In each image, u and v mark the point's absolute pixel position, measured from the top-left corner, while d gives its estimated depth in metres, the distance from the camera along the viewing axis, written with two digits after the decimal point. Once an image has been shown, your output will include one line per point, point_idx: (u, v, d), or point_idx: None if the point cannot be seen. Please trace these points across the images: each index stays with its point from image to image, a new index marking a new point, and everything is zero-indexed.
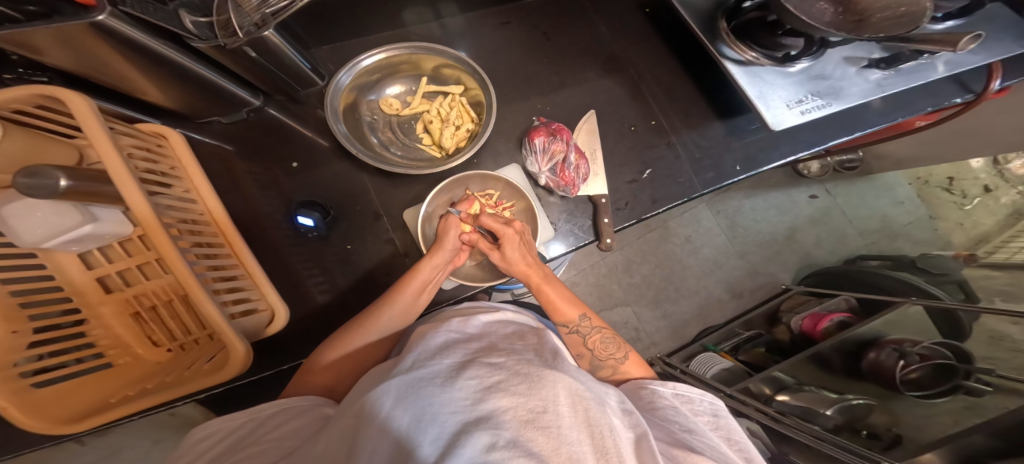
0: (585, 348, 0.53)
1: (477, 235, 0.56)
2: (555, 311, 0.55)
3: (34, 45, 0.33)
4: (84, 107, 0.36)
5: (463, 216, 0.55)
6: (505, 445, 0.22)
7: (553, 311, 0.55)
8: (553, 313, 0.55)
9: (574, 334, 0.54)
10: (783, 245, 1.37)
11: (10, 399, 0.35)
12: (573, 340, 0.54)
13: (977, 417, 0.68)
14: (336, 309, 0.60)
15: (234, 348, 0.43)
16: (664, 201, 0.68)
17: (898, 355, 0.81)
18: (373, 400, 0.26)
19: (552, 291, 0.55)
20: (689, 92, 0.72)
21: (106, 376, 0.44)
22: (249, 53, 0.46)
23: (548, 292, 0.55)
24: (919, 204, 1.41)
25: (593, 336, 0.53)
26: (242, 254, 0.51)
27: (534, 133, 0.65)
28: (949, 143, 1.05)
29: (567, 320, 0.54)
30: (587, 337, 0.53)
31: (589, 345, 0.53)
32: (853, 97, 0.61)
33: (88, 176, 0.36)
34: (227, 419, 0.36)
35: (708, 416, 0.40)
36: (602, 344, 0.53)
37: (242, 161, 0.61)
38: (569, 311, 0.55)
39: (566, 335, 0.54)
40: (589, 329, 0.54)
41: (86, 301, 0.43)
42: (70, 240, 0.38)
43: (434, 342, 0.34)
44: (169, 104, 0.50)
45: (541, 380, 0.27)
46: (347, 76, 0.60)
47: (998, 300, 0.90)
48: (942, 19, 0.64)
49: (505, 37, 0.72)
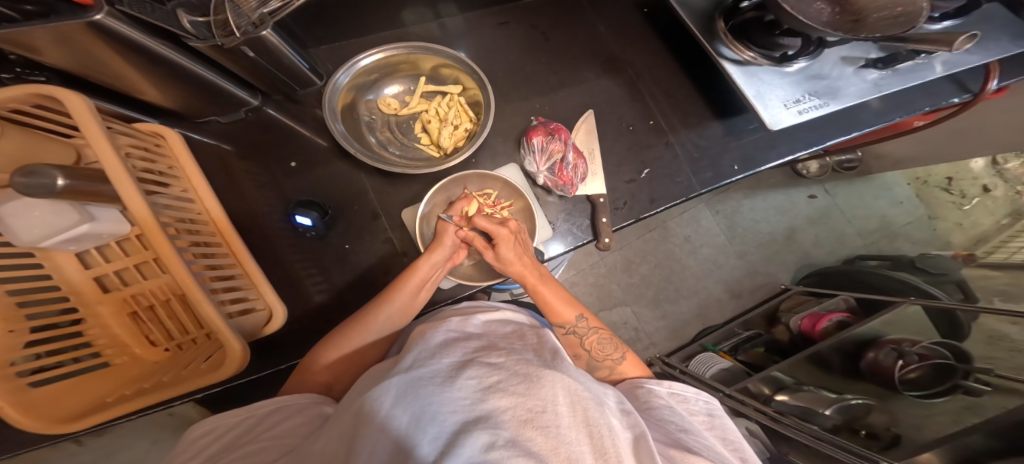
0: (582, 349, 0.53)
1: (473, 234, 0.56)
2: (551, 311, 0.55)
3: (31, 45, 0.33)
4: (82, 107, 0.36)
5: (457, 220, 0.55)
6: (505, 445, 0.22)
7: (549, 312, 0.55)
8: (550, 314, 0.55)
9: (571, 335, 0.54)
10: (783, 245, 1.38)
11: (7, 399, 0.35)
12: (570, 341, 0.54)
13: (975, 417, 0.68)
14: (335, 309, 0.60)
15: (232, 348, 0.43)
16: (663, 201, 0.68)
17: (897, 355, 0.82)
18: (372, 400, 0.26)
19: (548, 291, 0.55)
20: (687, 91, 0.72)
21: (104, 375, 0.44)
22: (247, 53, 0.46)
23: (544, 292, 0.55)
24: (918, 204, 1.41)
25: (590, 337, 0.53)
26: (240, 253, 0.51)
27: (532, 133, 0.65)
28: (947, 143, 1.05)
29: (564, 321, 0.54)
30: (584, 337, 0.53)
31: (586, 346, 0.53)
32: (851, 97, 0.62)
33: (86, 175, 0.36)
34: (226, 416, 0.36)
35: (703, 416, 0.40)
36: (599, 344, 0.53)
37: (240, 160, 0.61)
38: (565, 312, 0.54)
39: (563, 336, 0.54)
40: (586, 329, 0.54)
41: (84, 300, 0.43)
42: (67, 239, 0.38)
43: (434, 342, 0.34)
44: (167, 103, 0.50)
45: (540, 380, 0.27)
46: (346, 75, 0.60)
47: (996, 300, 0.91)
48: (939, 19, 0.64)
49: (503, 37, 0.72)
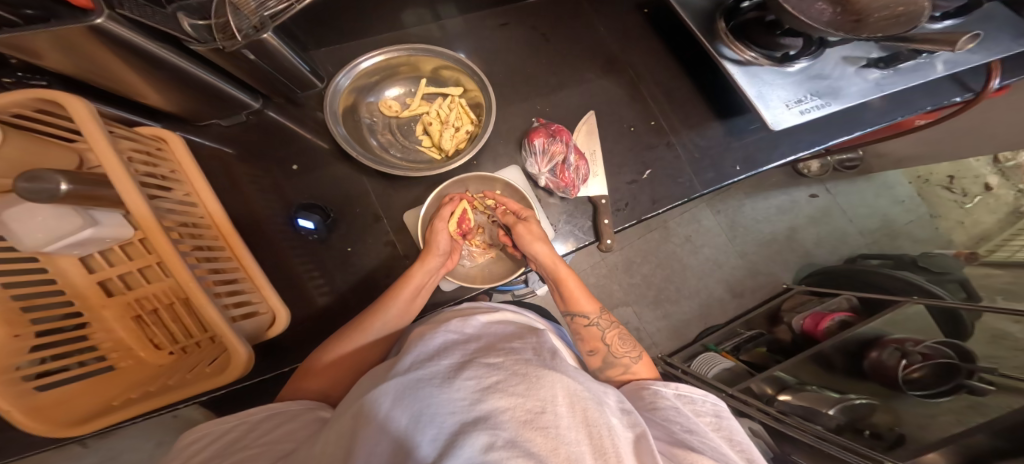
0: (601, 343, 0.53)
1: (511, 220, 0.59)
2: (573, 303, 0.56)
3: (34, 50, 0.33)
4: (83, 110, 0.36)
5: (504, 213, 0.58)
6: (504, 445, 0.22)
7: (571, 303, 0.56)
8: (571, 305, 0.56)
9: (593, 327, 0.54)
10: (784, 245, 1.37)
11: (13, 402, 0.35)
12: (591, 334, 0.53)
13: (980, 417, 0.68)
14: (336, 312, 0.60)
15: (236, 351, 0.43)
16: (664, 201, 0.68)
17: (899, 355, 0.82)
18: (371, 401, 0.26)
19: (573, 284, 0.56)
20: (688, 92, 0.72)
21: (107, 379, 0.44)
22: (248, 56, 0.46)
23: (569, 283, 0.56)
24: (920, 203, 1.40)
25: (610, 332, 0.53)
26: (243, 256, 0.51)
27: (534, 134, 0.65)
28: (950, 142, 1.04)
29: (585, 313, 0.54)
30: (605, 332, 0.53)
31: (606, 341, 0.52)
32: (853, 97, 0.61)
33: (87, 180, 0.36)
34: (218, 422, 0.36)
35: (710, 417, 0.40)
36: (619, 340, 0.53)
37: (242, 163, 0.61)
38: (588, 305, 0.55)
39: (586, 328, 0.54)
40: (606, 323, 0.54)
41: (87, 304, 0.44)
42: (70, 244, 0.38)
43: (433, 343, 0.34)
44: (167, 107, 0.50)
45: (539, 380, 0.27)
46: (347, 77, 0.60)
47: (1000, 299, 0.89)
48: (940, 19, 0.64)
49: (504, 38, 0.72)
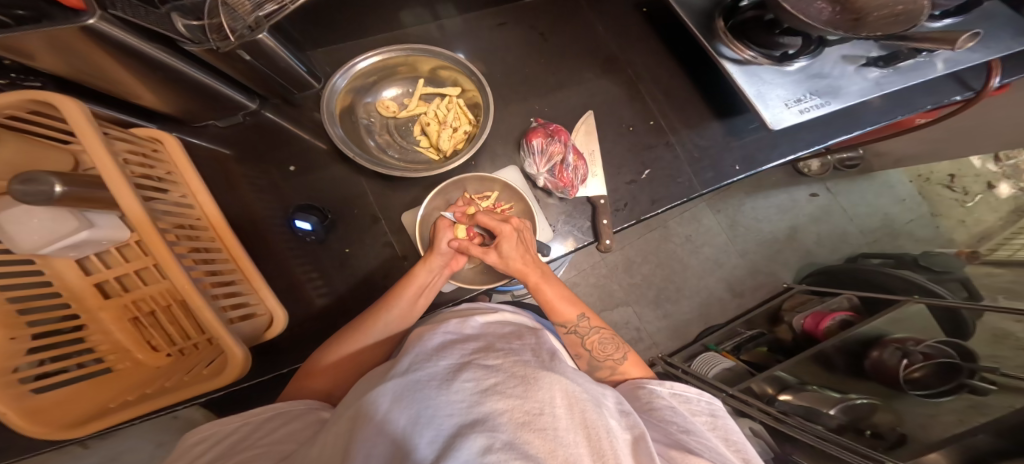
0: (582, 349, 0.53)
1: (497, 224, 0.53)
2: (551, 311, 0.54)
3: (28, 51, 0.33)
4: (78, 111, 0.35)
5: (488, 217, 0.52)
6: (502, 447, 0.22)
7: (549, 311, 0.54)
8: (551, 314, 0.54)
9: (572, 334, 0.53)
10: (784, 244, 1.37)
11: (10, 404, 0.35)
12: (570, 341, 0.54)
13: (982, 417, 0.68)
14: (336, 313, 0.60)
15: (233, 354, 0.43)
16: (664, 201, 0.68)
17: (901, 355, 0.81)
18: (370, 402, 0.26)
19: (551, 291, 0.54)
20: (687, 92, 0.72)
21: (105, 381, 0.44)
22: (243, 56, 0.46)
23: (546, 291, 0.54)
24: (920, 202, 1.40)
25: (590, 337, 0.53)
26: (240, 258, 0.51)
27: (532, 134, 0.65)
28: (950, 140, 1.04)
29: (565, 321, 0.53)
30: (584, 337, 0.53)
31: (586, 346, 0.52)
32: (852, 96, 0.61)
33: (82, 181, 0.36)
34: (223, 423, 0.36)
35: (705, 416, 0.40)
36: (600, 344, 0.52)
37: (241, 165, 0.61)
38: (567, 312, 0.53)
39: (565, 335, 0.54)
40: (587, 329, 0.53)
41: (84, 305, 0.43)
42: (67, 245, 0.38)
43: (432, 344, 0.34)
44: (163, 108, 0.50)
45: (538, 382, 0.27)
46: (344, 78, 0.60)
47: (1001, 297, 0.88)
48: (940, 17, 0.63)
49: (502, 38, 0.72)
